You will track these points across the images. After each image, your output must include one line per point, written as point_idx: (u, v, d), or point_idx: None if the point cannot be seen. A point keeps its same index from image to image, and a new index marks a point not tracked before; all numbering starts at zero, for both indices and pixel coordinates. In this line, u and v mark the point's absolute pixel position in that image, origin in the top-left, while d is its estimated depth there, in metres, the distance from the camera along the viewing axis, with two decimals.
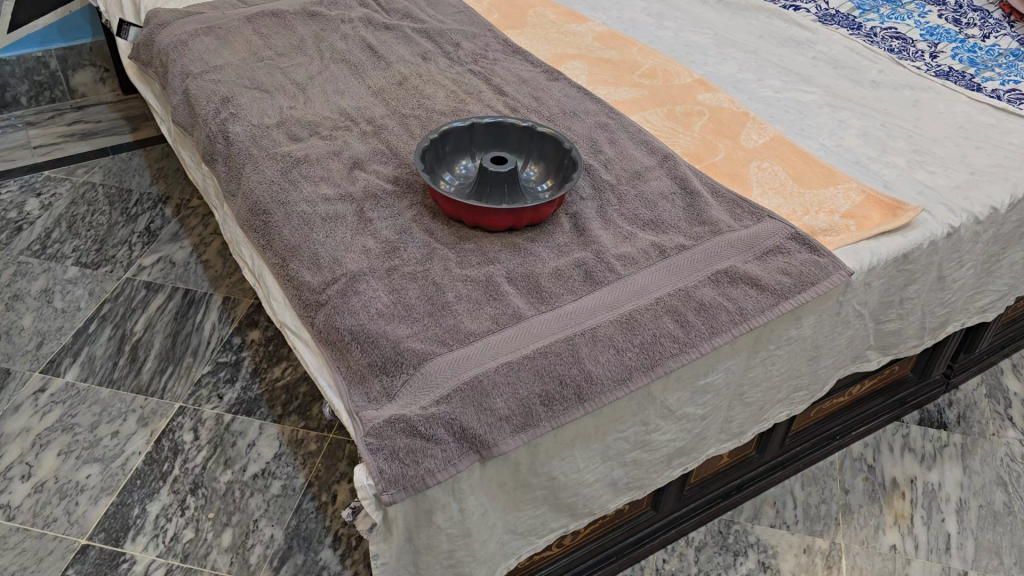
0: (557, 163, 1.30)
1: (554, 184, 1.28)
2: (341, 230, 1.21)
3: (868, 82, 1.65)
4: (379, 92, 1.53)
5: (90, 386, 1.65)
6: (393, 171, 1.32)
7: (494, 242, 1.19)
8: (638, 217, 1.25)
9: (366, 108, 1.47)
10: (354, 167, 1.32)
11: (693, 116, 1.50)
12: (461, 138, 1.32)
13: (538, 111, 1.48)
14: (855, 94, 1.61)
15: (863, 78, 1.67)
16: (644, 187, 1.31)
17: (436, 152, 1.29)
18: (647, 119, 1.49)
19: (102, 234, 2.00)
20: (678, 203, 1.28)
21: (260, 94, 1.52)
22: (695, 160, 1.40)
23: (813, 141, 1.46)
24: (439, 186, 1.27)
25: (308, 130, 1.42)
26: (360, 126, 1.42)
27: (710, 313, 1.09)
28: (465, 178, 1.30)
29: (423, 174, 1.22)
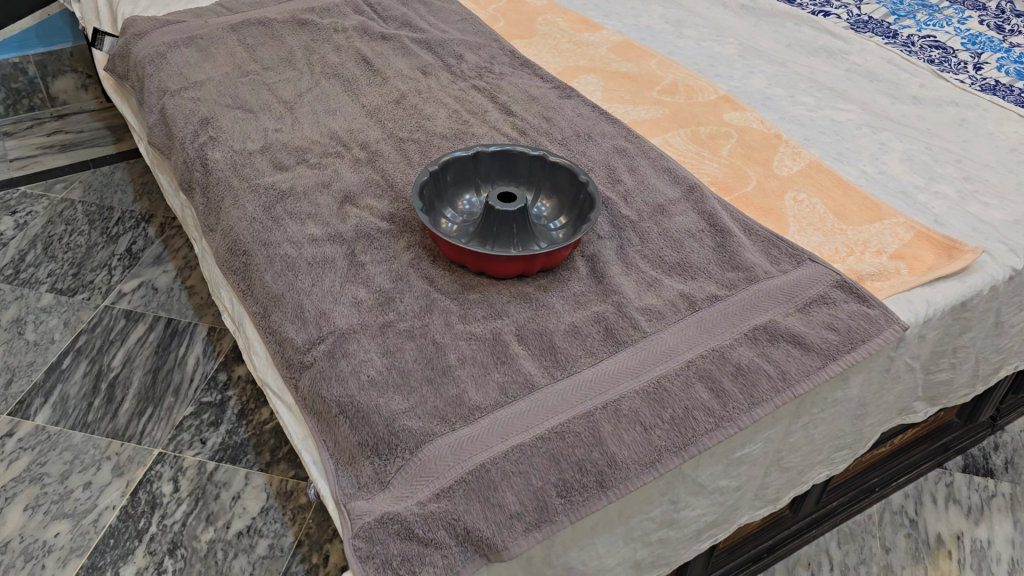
0: (571, 197, 1.16)
1: (570, 222, 1.14)
2: (329, 276, 1.08)
3: (909, 98, 1.51)
4: (375, 112, 1.39)
5: (61, 430, 1.54)
6: (389, 205, 1.18)
7: (501, 291, 1.06)
8: (663, 261, 1.12)
9: (359, 131, 1.34)
10: (346, 201, 1.19)
11: (719, 139, 1.36)
12: (464, 169, 1.18)
13: (549, 134, 1.35)
14: (895, 112, 1.47)
15: (903, 93, 1.52)
16: (669, 223, 1.18)
17: (436, 185, 1.15)
18: (670, 143, 1.35)
19: (80, 257, 1.87)
20: (707, 243, 1.15)
21: (243, 114, 1.38)
22: (724, 191, 1.26)
23: (852, 168, 1.32)
24: (439, 225, 1.14)
25: (295, 156, 1.28)
26: (353, 152, 1.28)
27: (748, 380, 0.96)
28: (469, 215, 1.17)
29: (421, 214, 1.08)
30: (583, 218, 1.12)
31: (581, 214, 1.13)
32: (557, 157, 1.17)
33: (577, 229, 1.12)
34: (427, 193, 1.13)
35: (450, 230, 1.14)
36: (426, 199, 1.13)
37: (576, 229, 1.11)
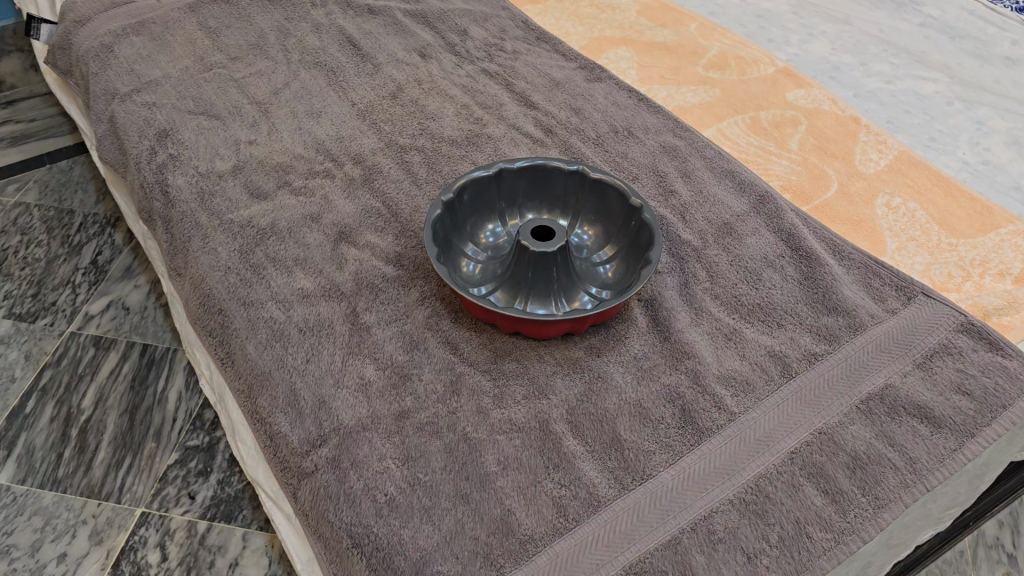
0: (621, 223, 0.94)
1: (622, 257, 0.93)
2: (327, 347, 0.86)
3: (1001, 58, 1.26)
4: (368, 111, 1.15)
5: (28, 490, 1.33)
6: (395, 243, 0.96)
7: (544, 359, 0.85)
8: (739, 303, 0.90)
9: (351, 140, 1.10)
10: (340, 238, 0.96)
11: (786, 127, 1.13)
12: (486, 193, 0.96)
13: (580, 132, 1.11)
14: (987, 77, 1.23)
15: (993, 52, 1.28)
16: (740, 249, 0.96)
17: (452, 217, 0.93)
18: (727, 135, 1.12)
19: (39, 274, 1.65)
20: (791, 274, 0.93)
21: (208, 121, 1.14)
22: (800, 198, 1.03)
23: (950, 158, 1.09)
24: (459, 269, 0.92)
25: (274, 178, 1.05)
26: (345, 169, 1.05)
27: (869, 475, 0.75)
28: (496, 252, 0.95)
29: (438, 263, 0.86)
30: (640, 254, 0.90)
31: (636, 248, 0.91)
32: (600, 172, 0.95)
33: (634, 267, 0.90)
34: (443, 229, 0.91)
35: (473, 275, 0.92)
36: (442, 238, 0.91)
37: (634, 268, 0.90)
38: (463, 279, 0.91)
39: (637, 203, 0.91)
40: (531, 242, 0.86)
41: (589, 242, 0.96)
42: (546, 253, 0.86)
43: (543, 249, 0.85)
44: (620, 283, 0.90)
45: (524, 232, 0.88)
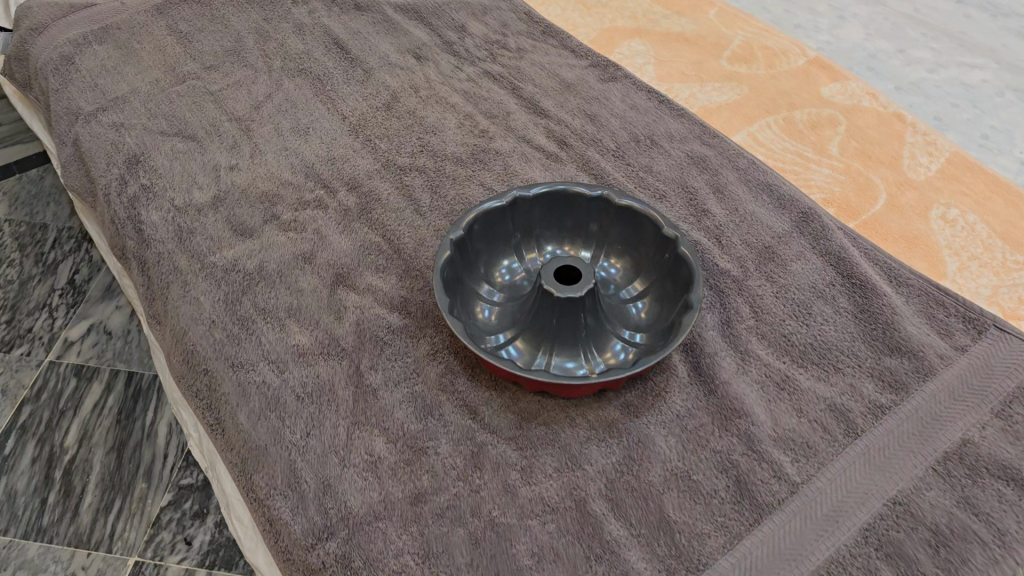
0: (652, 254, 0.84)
1: (656, 294, 0.83)
2: (330, 416, 0.76)
3: None
4: (361, 126, 1.04)
5: (11, 542, 1.23)
6: (399, 285, 0.85)
7: (576, 422, 0.75)
8: (790, 343, 0.80)
9: (344, 161, 0.99)
10: (338, 281, 0.86)
11: (823, 128, 1.03)
12: (499, 226, 0.85)
13: (598, 144, 1.00)
14: None
15: None
16: (786, 278, 0.86)
17: (463, 256, 0.83)
18: (759, 140, 1.02)
19: (12, 298, 1.54)
20: (845, 307, 0.83)
21: (183, 143, 1.03)
22: (846, 212, 0.93)
23: (1006, 160, 0.99)
24: (474, 315, 0.82)
25: (260, 210, 0.94)
26: (339, 197, 0.94)
27: (955, 554, 0.65)
28: (513, 292, 0.85)
29: (450, 315, 0.76)
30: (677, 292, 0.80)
31: (671, 285, 0.81)
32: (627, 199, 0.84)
33: (671, 308, 0.80)
34: (453, 271, 0.81)
35: (489, 321, 0.82)
36: (453, 281, 0.80)
37: (671, 308, 0.80)
38: (478, 327, 0.81)
39: (671, 234, 0.81)
40: (556, 287, 0.76)
41: (617, 277, 0.86)
42: (573, 298, 0.76)
43: (569, 295, 0.75)
44: (656, 326, 0.80)
45: (547, 274, 0.78)
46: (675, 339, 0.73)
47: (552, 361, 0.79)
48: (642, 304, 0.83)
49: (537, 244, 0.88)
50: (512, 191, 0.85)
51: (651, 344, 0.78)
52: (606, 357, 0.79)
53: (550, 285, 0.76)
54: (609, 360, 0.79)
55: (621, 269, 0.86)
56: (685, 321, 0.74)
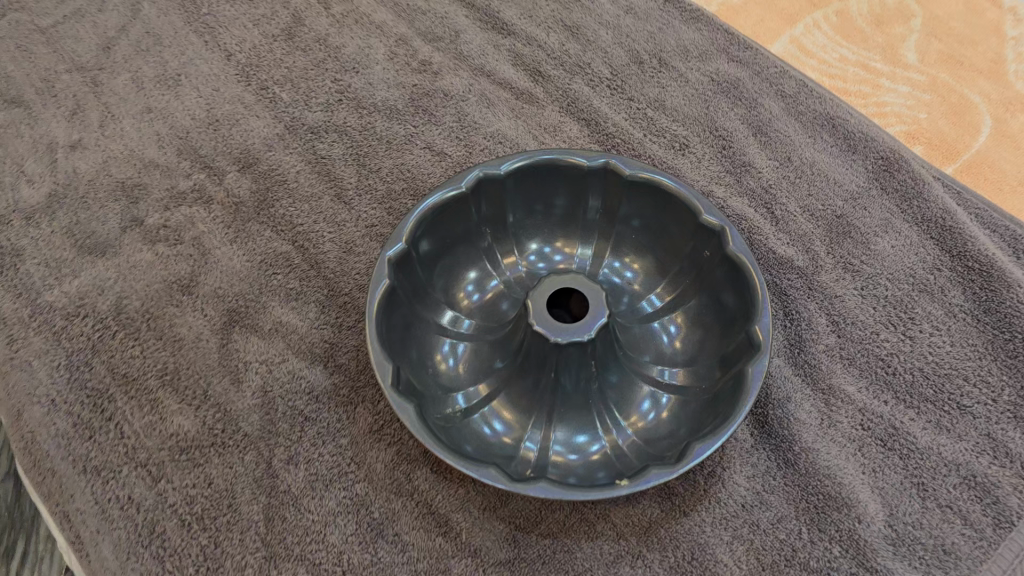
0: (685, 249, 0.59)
1: (694, 313, 0.58)
2: (232, 549, 0.51)
3: None
4: (252, 66, 0.74)
5: None
6: (320, 322, 0.59)
7: (596, 529, 0.51)
8: (890, 372, 0.56)
9: (232, 124, 0.70)
10: (232, 322, 0.59)
11: (892, 22, 0.75)
12: (458, 223, 0.59)
13: (587, 73, 0.72)
14: None
15: None
16: (871, 266, 0.61)
17: (410, 279, 0.56)
18: (806, 47, 0.74)
19: None
20: (959, 307, 0.59)
21: (3, 111, 0.72)
22: (939, 152, 0.67)
23: None
24: (432, 366, 0.56)
25: (116, 212, 0.65)
26: (227, 182, 0.66)
27: None
28: (487, 321, 0.59)
29: (395, 386, 0.50)
30: (728, 312, 0.55)
31: (719, 299, 0.56)
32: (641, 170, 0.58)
33: (722, 335, 0.55)
34: (397, 307, 0.55)
35: (456, 372, 0.56)
36: (397, 322, 0.54)
37: (721, 337, 0.55)
38: (439, 387, 0.55)
39: (713, 222, 0.55)
40: (554, 327, 0.50)
41: (634, 284, 0.61)
42: (579, 343, 0.50)
43: (575, 340, 0.50)
44: (701, 364, 0.55)
45: (539, 301, 0.52)
46: (739, 402, 0.49)
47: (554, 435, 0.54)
48: (676, 327, 0.58)
49: (515, 241, 0.62)
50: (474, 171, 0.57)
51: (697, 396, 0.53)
52: (631, 419, 0.55)
53: (545, 324, 0.51)
54: (635, 424, 0.54)
55: (639, 272, 0.61)
56: (749, 370, 0.49)
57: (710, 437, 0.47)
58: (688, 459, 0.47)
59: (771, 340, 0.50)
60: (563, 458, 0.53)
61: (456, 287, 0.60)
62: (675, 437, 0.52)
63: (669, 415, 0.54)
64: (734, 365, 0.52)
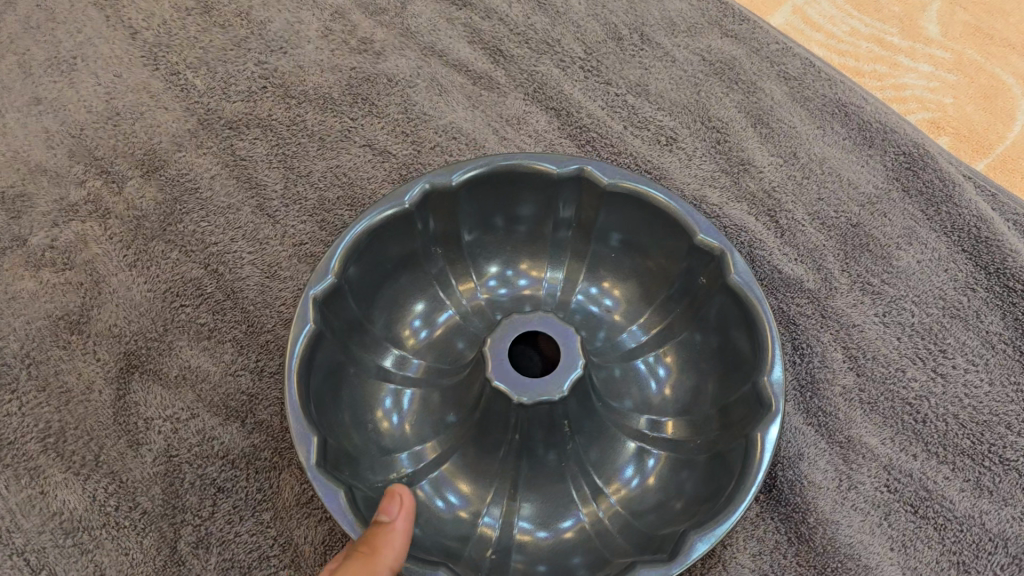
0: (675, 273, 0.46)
1: (686, 347, 0.46)
2: None
3: None
4: (161, 46, 0.63)
5: None
6: (237, 368, 0.49)
7: None
8: (920, 420, 0.47)
9: (135, 118, 0.59)
10: (129, 369, 0.49)
11: None
12: (402, 242, 0.46)
13: (556, 52, 0.62)
14: None
15: None
16: (894, 286, 0.51)
17: (342, 319, 0.43)
18: (811, 18, 0.64)
19: None
20: (998, 337, 0.50)
21: None
22: (969, 144, 0.57)
23: None
24: (371, 427, 0.43)
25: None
26: (127, 191, 0.56)
27: None
28: (442, 360, 0.46)
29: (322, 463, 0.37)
30: (732, 355, 0.43)
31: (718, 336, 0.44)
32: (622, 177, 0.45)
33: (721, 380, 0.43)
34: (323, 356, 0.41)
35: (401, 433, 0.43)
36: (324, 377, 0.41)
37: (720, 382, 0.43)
38: (378, 452, 0.42)
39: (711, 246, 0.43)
40: (517, 384, 0.39)
41: (613, 311, 0.48)
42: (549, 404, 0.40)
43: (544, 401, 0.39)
44: (697, 420, 0.43)
45: (498, 344, 0.40)
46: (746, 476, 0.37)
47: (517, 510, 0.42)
48: (665, 369, 0.45)
49: (470, 261, 0.48)
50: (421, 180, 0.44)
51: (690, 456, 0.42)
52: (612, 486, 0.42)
53: (505, 378, 0.39)
54: (618, 493, 0.42)
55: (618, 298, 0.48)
56: (757, 437, 0.38)
57: (710, 526, 0.36)
58: (682, 556, 0.36)
59: (784, 399, 0.39)
60: (529, 538, 0.41)
61: (402, 319, 0.47)
62: (666, 513, 0.40)
63: (658, 482, 0.42)
64: (737, 424, 0.40)
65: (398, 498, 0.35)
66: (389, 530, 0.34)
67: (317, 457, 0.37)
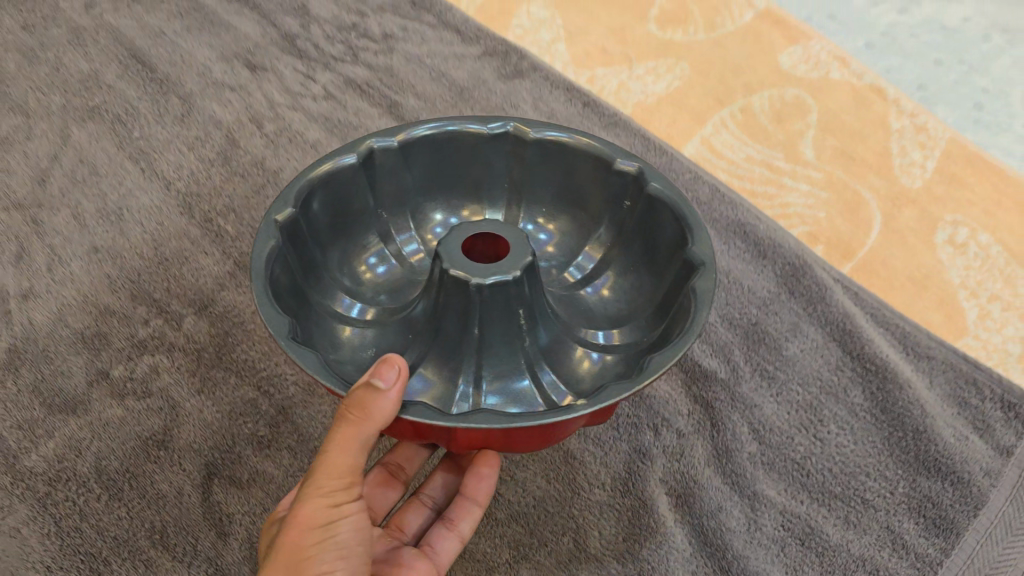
0: (604, 204, 0.58)
1: (623, 261, 0.58)
2: None
3: None
4: (192, 194, 0.80)
5: None
6: (294, 468, 0.64)
7: None
8: (805, 474, 0.64)
9: (181, 262, 0.75)
10: (211, 475, 0.64)
11: (791, 118, 0.84)
12: (347, 197, 0.56)
13: None
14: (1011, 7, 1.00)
15: None
16: (784, 371, 0.68)
17: (299, 253, 0.52)
18: (715, 147, 0.82)
19: None
20: (860, 407, 0.67)
21: None
22: (838, 252, 0.75)
23: (999, 145, 0.85)
24: (339, 336, 0.52)
25: (82, 363, 0.70)
26: (185, 327, 0.71)
27: None
28: (390, 300, 0.57)
29: (289, 337, 0.44)
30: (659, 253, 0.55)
31: (650, 240, 0.55)
32: (546, 131, 0.58)
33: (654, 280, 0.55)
34: (292, 276, 0.51)
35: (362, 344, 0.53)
36: (294, 288, 0.51)
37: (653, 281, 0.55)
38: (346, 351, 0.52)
39: (630, 168, 0.55)
40: (474, 270, 0.49)
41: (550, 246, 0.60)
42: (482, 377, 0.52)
43: (498, 280, 0.48)
44: (640, 325, 0.54)
45: (451, 247, 0.50)
46: (695, 311, 0.47)
47: (486, 396, 0.52)
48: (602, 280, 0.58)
49: (412, 216, 0.60)
50: (368, 140, 0.56)
51: (634, 344, 0.53)
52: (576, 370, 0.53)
53: (461, 268, 0.49)
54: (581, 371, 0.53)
55: (554, 233, 0.60)
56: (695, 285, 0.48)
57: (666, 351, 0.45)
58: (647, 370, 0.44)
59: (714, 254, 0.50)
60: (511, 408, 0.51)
61: (353, 272, 0.57)
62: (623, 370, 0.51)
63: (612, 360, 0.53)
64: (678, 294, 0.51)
65: (393, 365, 0.43)
66: (380, 396, 0.42)
67: (286, 334, 0.44)
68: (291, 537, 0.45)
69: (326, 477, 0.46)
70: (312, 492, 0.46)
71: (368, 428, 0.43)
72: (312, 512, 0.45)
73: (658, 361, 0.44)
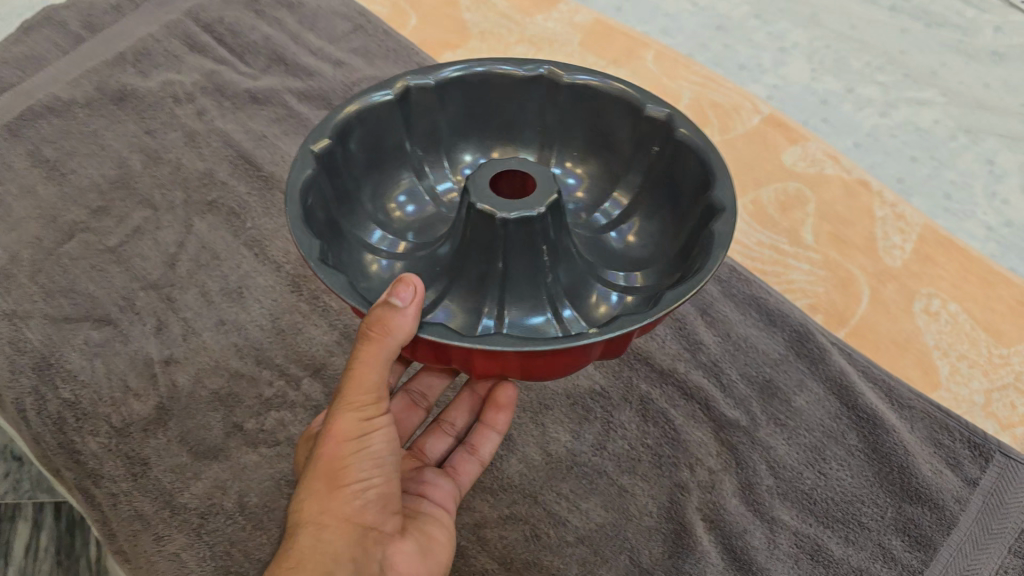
0: (632, 155, 0.75)
1: (645, 210, 0.74)
2: None
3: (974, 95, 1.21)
4: (300, 276, 0.97)
5: None
6: None
7: None
8: (813, 502, 0.80)
9: (296, 332, 0.92)
10: None
11: (793, 209, 1.02)
12: (381, 135, 0.74)
13: None
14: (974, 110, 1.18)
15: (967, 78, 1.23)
16: (794, 419, 0.84)
17: (334, 181, 0.69)
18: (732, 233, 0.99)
19: None
20: (856, 447, 0.83)
21: (98, 332, 0.91)
22: (834, 321, 0.92)
23: (964, 230, 1.02)
24: (367, 263, 0.70)
25: (219, 416, 0.86)
26: (303, 387, 0.88)
27: None
28: (419, 233, 0.74)
29: (316, 259, 0.57)
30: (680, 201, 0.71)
31: (674, 190, 0.72)
32: (577, 76, 0.74)
33: (675, 226, 0.71)
34: (327, 204, 0.67)
35: (386, 270, 0.71)
36: (332, 215, 0.68)
37: (675, 226, 0.71)
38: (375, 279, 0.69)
39: (660, 114, 0.71)
40: (501, 207, 0.63)
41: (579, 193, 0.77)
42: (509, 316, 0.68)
43: (523, 215, 0.63)
44: (660, 267, 0.70)
45: (481, 190, 0.64)
46: (711, 254, 0.60)
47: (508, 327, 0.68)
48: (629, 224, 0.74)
49: (446, 152, 0.78)
50: (401, 81, 0.73)
51: (652, 286, 0.68)
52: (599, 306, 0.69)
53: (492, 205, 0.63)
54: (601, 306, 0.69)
55: (583, 178, 0.78)
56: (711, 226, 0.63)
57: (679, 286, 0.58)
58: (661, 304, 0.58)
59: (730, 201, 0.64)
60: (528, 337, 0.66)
61: (385, 207, 0.75)
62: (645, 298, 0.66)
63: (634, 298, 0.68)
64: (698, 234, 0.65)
65: (406, 286, 0.58)
66: (393, 307, 0.56)
67: (315, 256, 0.57)
68: (332, 444, 0.61)
69: (356, 394, 0.61)
70: (347, 407, 0.62)
71: (384, 343, 0.58)
72: (346, 423, 0.61)
73: (671, 295, 0.58)
